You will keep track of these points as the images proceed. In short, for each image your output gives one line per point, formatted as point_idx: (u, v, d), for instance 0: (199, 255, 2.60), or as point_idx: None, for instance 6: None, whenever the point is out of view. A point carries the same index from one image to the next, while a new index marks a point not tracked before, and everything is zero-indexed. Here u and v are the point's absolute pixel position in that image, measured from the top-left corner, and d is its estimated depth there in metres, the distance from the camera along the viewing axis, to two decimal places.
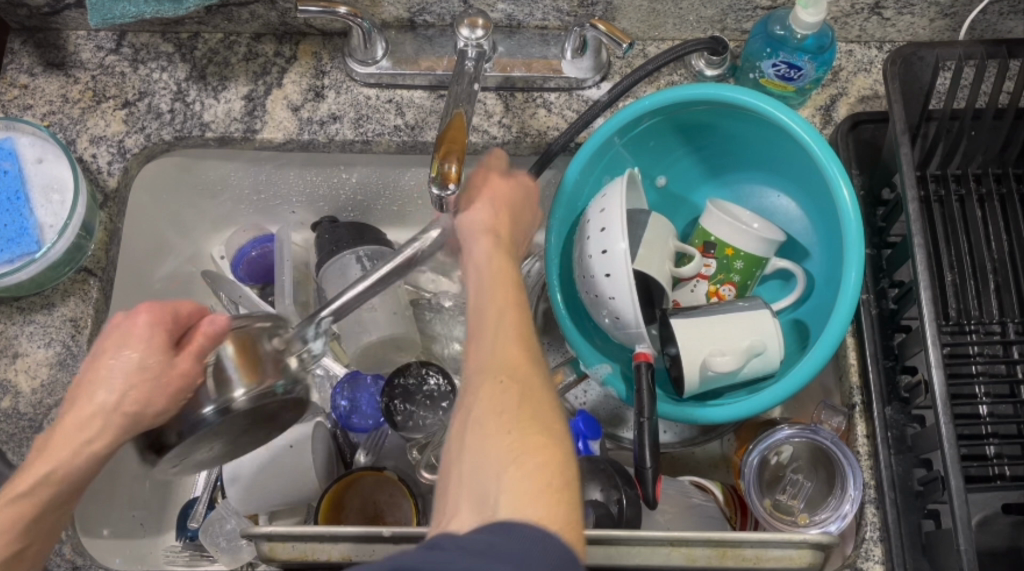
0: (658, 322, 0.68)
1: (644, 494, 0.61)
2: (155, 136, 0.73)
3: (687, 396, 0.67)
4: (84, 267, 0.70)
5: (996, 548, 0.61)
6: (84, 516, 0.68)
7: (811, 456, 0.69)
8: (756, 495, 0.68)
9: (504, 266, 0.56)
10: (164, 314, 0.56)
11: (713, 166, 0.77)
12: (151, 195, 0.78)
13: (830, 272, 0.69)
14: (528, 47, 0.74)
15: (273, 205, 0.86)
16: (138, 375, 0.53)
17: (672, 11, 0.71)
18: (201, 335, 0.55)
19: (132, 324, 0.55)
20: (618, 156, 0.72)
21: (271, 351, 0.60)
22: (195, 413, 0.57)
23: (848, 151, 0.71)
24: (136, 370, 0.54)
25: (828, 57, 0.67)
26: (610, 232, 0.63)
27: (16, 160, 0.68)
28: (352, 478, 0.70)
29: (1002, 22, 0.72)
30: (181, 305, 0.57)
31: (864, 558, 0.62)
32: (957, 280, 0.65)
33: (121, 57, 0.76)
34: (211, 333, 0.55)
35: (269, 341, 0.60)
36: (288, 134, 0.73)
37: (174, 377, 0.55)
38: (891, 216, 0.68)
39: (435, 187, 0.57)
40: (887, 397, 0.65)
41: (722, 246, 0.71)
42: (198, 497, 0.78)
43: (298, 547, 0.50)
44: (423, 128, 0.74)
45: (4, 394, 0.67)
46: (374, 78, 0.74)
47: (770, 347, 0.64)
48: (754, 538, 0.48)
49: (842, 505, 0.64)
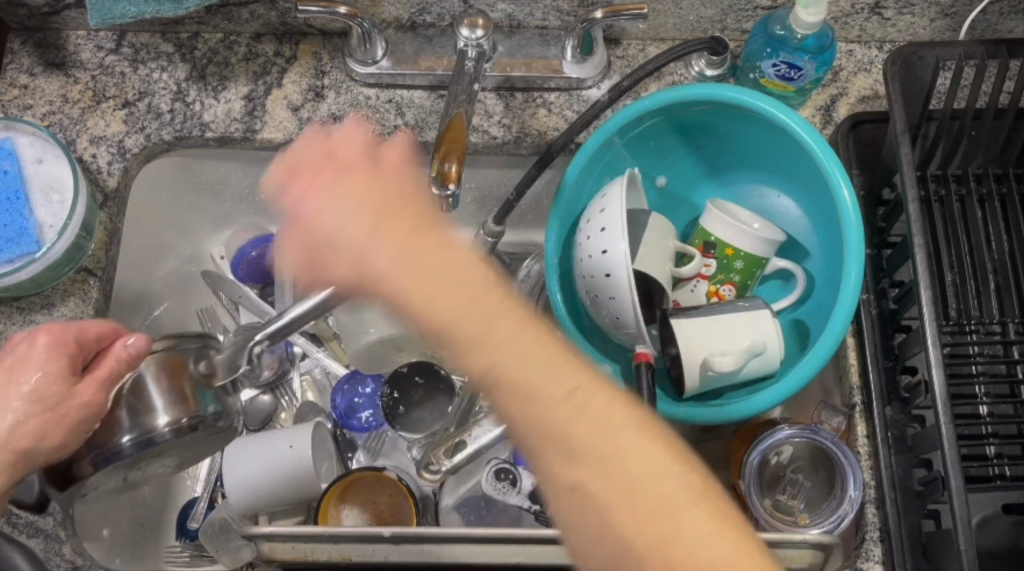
0: (657, 322, 0.68)
1: None
2: (155, 137, 0.73)
3: (686, 396, 0.66)
4: (84, 268, 0.70)
5: (996, 549, 0.61)
6: (85, 515, 0.68)
7: (811, 456, 0.69)
8: (756, 495, 0.68)
9: (521, 348, 0.54)
10: (65, 336, 0.58)
11: (714, 167, 0.77)
12: (151, 195, 0.78)
13: (830, 272, 0.69)
14: (528, 47, 0.74)
15: (274, 205, 0.86)
16: (37, 408, 0.56)
17: (671, 10, 0.71)
18: (111, 358, 0.58)
19: (32, 347, 0.58)
20: (619, 155, 0.72)
21: (198, 376, 0.61)
22: (113, 443, 0.58)
23: (848, 151, 0.71)
24: (35, 401, 0.56)
25: (828, 57, 0.67)
26: (610, 232, 0.63)
27: (16, 160, 0.68)
28: (353, 480, 0.70)
29: (1002, 22, 0.72)
30: (88, 328, 0.60)
31: (864, 558, 0.62)
32: (958, 280, 0.65)
33: (121, 57, 0.76)
34: (123, 353, 0.58)
35: (196, 364, 0.61)
36: (288, 134, 0.73)
37: (73, 407, 0.56)
38: (892, 216, 0.68)
39: (435, 188, 0.57)
40: (887, 397, 0.65)
41: (722, 246, 0.71)
42: (199, 497, 0.78)
43: (299, 547, 0.51)
44: (423, 128, 0.74)
45: None
46: (374, 78, 0.74)
47: (770, 346, 0.64)
48: (754, 538, 0.48)
49: (843, 506, 0.63)
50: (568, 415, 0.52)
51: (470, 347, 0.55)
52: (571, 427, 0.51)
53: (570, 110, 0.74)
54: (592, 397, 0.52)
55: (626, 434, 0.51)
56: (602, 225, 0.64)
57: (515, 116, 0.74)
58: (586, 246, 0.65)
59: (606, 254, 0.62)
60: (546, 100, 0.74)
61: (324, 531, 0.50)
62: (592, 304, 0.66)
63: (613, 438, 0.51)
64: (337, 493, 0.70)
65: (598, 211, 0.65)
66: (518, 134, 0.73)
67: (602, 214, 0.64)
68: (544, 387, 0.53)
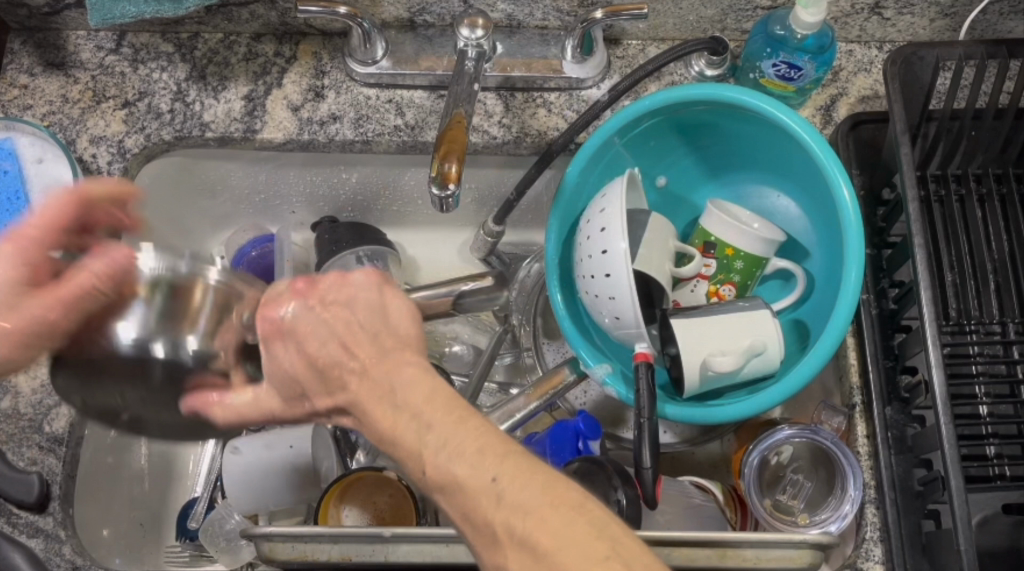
0: (658, 322, 0.68)
1: (644, 494, 0.61)
2: (155, 136, 0.73)
3: (686, 396, 0.66)
4: None
5: (996, 549, 0.61)
6: (85, 515, 0.68)
7: (811, 455, 0.69)
8: (756, 495, 0.68)
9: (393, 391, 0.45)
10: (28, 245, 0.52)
11: (714, 166, 0.77)
12: (151, 195, 0.78)
13: (830, 272, 0.69)
14: (528, 47, 0.74)
15: (273, 205, 0.86)
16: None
17: (671, 10, 0.71)
18: (84, 274, 0.50)
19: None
20: (619, 155, 0.72)
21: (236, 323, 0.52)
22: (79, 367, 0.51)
23: (848, 151, 0.71)
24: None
25: (828, 57, 0.67)
26: (610, 231, 0.63)
27: (16, 160, 0.69)
28: (351, 479, 0.70)
29: (1002, 22, 0.72)
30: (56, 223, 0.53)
31: (864, 558, 0.62)
32: (958, 280, 0.65)
33: (121, 57, 0.76)
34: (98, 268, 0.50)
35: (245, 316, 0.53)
36: (288, 134, 0.73)
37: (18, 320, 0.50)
38: (892, 216, 0.68)
39: (435, 187, 0.57)
40: (887, 397, 0.65)
41: (722, 246, 0.71)
42: (199, 497, 0.77)
43: (298, 547, 0.50)
44: (423, 128, 0.74)
45: (4, 395, 0.67)
46: (374, 78, 0.74)
47: (770, 347, 0.64)
48: (754, 538, 0.48)
49: (843, 505, 0.64)
50: (484, 494, 0.40)
51: (377, 424, 0.45)
52: (497, 522, 0.39)
53: (570, 110, 0.74)
54: (512, 483, 0.39)
55: (556, 509, 0.38)
56: (602, 225, 0.64)
57: (515, 116, 0.74)
58: (586, 246, 0.65)
59: (606, 254, 0.62)
60: (546, 100, 0.75)
61: (323, 530, 0.49)
62: (592, 304, 0.66)
63: (532, 524, 0.38)
64: (337, 493, 0.69)
65: (598, 211, 0.65)
66: (518, 134, 0.73)
67: (602, 214, 0.64)
68: (461, 465, 0.41)
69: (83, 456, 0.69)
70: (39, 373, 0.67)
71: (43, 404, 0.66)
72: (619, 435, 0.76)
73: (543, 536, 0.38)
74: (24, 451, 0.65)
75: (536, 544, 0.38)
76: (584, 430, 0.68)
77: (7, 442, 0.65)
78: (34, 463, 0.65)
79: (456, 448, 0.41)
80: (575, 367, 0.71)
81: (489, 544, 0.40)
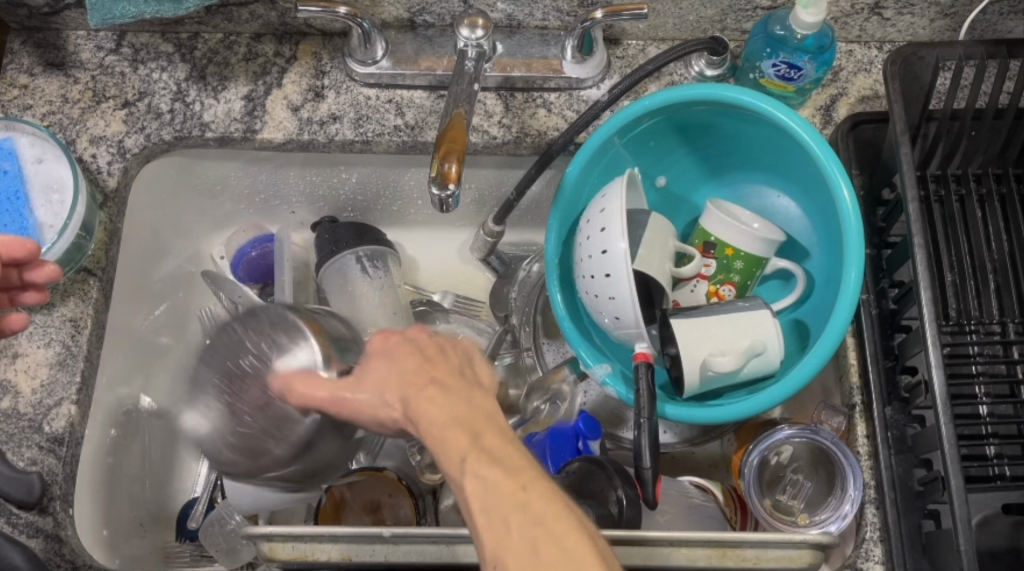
0: (658, 322, 0.68)
1: (644, 494, 0.61)
2: (155, 137, 0.73)
3: (686, 396, 0.66)
4: (84, 268, 0.70)
5: (996, 549, 0.61)
6: (85, 515, 0.68)
7: (811, 455, 0.69)
8: (756, 495, 0.68)
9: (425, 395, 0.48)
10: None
11: (714, 166, 0.77)
12: (151, 195, 0.78)
13: (830, 272, 0.69)
14: (528, 47, 0.74)
15: (273, 205, 0.86)
16: None
17: (671, 10, 0.71)
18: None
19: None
20: (618, 156, 0.72)
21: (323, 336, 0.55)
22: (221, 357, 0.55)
23: (848, 151, 0.71)
24: None
25: (828, 57, 0.67)
26: (610, 231, 0.63)
27: (16, 160, 0.69)
28: (353, 479, 0.71)
29: (1002, 22, 0.72)
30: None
31: (864, 558, 0.62)
32: (958, 280, 0.65)
33: (121, 57, 0.76)
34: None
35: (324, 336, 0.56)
36: (288, 134, 0.73)
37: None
38: (892, 216, 0.68)
39: (435, 188, 0.57)
40: (887, 397, 0.65)
41: (722, 246, 0.71)
42: (199, 497, 0.78)
43: (298, 547, 0.50)
44: (423, 128, 0.74)
45: (4, 395, 0.67)
46: (374, 78, 0.74)
47: (770, 346, 0.64)
48: (754, 538, 0.47)
49: (843, 505, 0.64)
50: (501, 489, 0.41)
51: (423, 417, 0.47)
52: (514, 526, 0.40)
53: (570, 110, 0.74)
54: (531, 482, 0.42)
55: (559, 517, 0.40)
56: (602, 225, 0.64)
57: (515, 116, 0.74)
58: (586, 246, 0.65)
59: (606, 254, 0.62)
60: (546, 100, 0.74)
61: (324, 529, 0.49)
62: (592, 304, 0.66)
63: (545, 534, 0.40)
64: (338, 494, 0.70)
65: (598, 211, 0.65)
66: (518, 134, 0.73)
67: (603, 214, 0.64)
68: (496, 467, 0.42)
69: (83, 456, 0.69)
70: (38, 373, 0.67)
71: (42, 405, 0.66)
72: (619, 435, 0.76)
73: (546, 543, 0.39)
74: (24, 450, 0.65)
75: (535, 540, 0.40)
76: (584, 430, 0.69)
77: (7, 442, 0.65)
78: (34, 463, 0.65)
79: (493, 456, 0.43)
80: (574, 367, 0.71)
81: (496, 540, 0.41)
